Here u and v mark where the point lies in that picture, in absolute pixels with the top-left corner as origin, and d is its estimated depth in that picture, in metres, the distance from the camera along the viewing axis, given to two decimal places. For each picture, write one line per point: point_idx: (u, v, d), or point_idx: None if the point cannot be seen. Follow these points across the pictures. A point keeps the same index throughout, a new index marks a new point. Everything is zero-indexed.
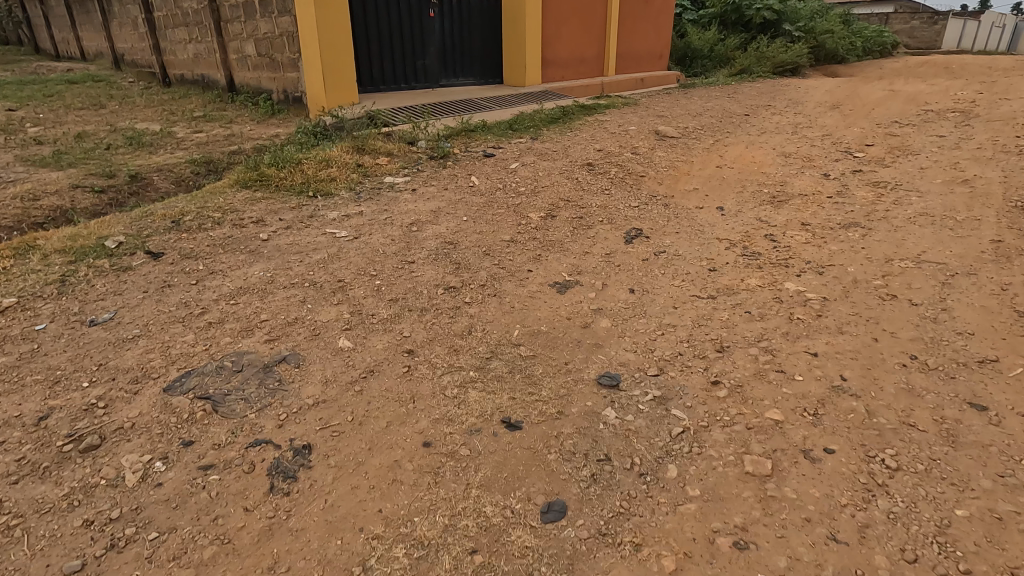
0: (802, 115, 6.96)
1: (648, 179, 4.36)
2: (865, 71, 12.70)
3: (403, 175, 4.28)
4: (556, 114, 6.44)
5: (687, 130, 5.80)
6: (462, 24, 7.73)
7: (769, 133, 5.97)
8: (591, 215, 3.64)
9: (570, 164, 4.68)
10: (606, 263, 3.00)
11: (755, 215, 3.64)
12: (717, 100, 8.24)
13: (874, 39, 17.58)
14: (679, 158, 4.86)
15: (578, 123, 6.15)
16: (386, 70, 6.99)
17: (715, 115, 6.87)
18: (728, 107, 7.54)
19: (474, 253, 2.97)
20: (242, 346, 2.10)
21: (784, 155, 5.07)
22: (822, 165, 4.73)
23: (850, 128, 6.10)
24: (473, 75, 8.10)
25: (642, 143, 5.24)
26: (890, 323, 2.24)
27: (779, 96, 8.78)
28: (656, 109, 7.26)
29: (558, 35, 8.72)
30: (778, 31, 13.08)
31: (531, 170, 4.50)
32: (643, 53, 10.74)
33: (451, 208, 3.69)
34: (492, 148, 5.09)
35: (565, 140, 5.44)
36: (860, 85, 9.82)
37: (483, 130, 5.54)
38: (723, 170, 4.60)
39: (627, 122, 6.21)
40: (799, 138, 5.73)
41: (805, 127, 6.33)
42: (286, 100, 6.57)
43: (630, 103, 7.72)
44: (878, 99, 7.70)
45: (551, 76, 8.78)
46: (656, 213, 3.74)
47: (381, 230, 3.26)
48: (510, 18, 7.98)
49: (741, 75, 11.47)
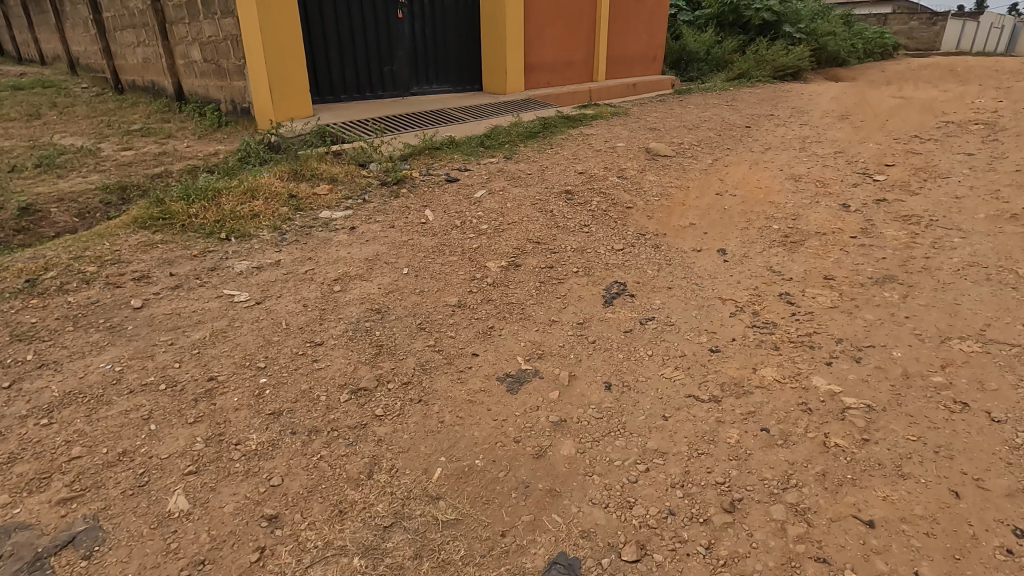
0: (810, 127, 6.32)
1: (636, 211, 3.70)
2: (870, 75, 12.08)
3: (343, 208, 3.59)
4: (535, 126, 5.76)
5: (682, 148, 5.14)
6: (435, 27, 7.04)
7: (775, 150, 5.32)
8: (563, 263, 2.98)
9: (546, 190, 4.02)
10: (576, 339, 2.33)
11: (765, 263, 2.98)
12: (715, 109, 7.58)
13: (876, 41, 16.96)
14: (672, 183, 4.20)
15: (559, 139, 5.49)
16: (348, 77, 6.31)
17: (713, 127, 6.20)
18: (728, 117, 6.88)
19: (406, 327, 2.30)
20: (21, 515, 1.42)
21: (793, 178, 4.41)
22: (839, 191, 4.08)
23: (865, 143, 5.44)
24: (448, 82, 7.41)
25: (630, 163, 4.57)
26: (972, 463, 1.58)
27: (782, 103, 8.13)
28: (648, 119, 6.59)
29: (541, 37, 8.05)
30: (779, 33, 12.42)
31: (498, 199, 3.84)
32: (635, 56, 10.08)
33: (393, 253, 3.02)
34: (456, 171, 4.41)
35: (543, 160, 4.77)
36: (867, 91, 9.17)
37: (449, 148, 4.87)
38: (724, 199, 3.95)
39: (616, 137, 5.54)
40: (809, 156, 5.08)
41: (814, 141, 5.68)
42: (234, 111, 5.88)
43: (620, 112, 7.05)
44: (891, 108, 7.06)
45: (534, 82, 8.10)
46: (643, 260, 3.08)
47: (294, 291, 2.57)
48: (489, 20, 7.29)
49: (739, 79, 10.81)
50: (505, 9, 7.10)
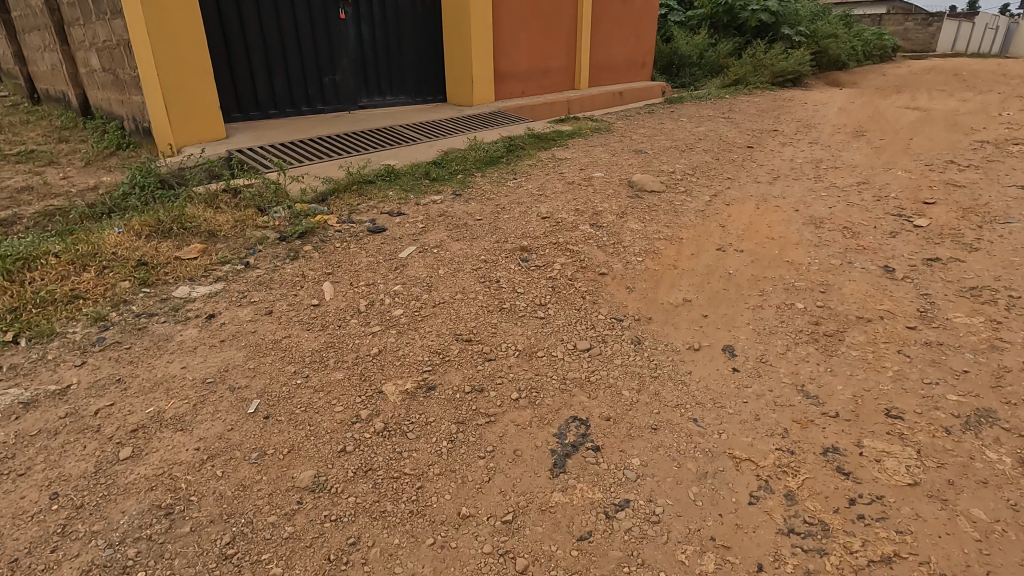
0: (822, 148, 5.42)
1: (612, 280, 2.76)
2: (873, 81, 11.23)
3: (210, 282, 2.63)
4: (497, 149, 4.83)
5: (674, 178, 4.22)
6: (388, 29, 6.06)
7: (784, 179, 4.42)
8: (498, 380, 2.03)
9: (495, 245, 3.08)
10: (496, 565, 1.39)
11: (791, 380, 2.05)
12: (710, 123, 6.67)
13: (874, 43, 16.19)
14: (660, 233, 3.27)
15: (525, 166, 4.56)
16: (281, 90, 5.36)
17: (709, 148, 5.28)
18: (725, 134, 5.97)
19: (204, 555, 1.35)
20: None
21: (813, 223, 3.49)
22: (874, 245, 3.16)
23: (891, 170, 4.54)
24: (405, 92, 6.43)
25: (607, 203, 3.64)
26: None
27: (785, 116, 7.23)
28: (633, 138, 5.66)
29: (513, 41, 7.14)
30: (777, 35, 11.54)
31: (429, 260, 2.90)
32: (620, 61, 9.18)
33: (252, 365, 2.07)
34: (385, 216, 3.46)
35: (500, 199, 3.85)
36: (876, 101, 8.28)
37: (383, 183, 3.93)
38: (727, 258, 3.02)
39: (592, 163, 4.61)
40: (827, 188, 4.17)
41: (829, 167, 4.77)
42: (136, 131, 4.89)
43: (601, 128, 6.13)
44: (911, 123, 6.17)
45: (505, 92, 7.17)
46: (617, 371, 2.14)
47: (55, 458, 1.62)
48: (452, 22, 6.35)
49: (735, 86, 9.92)
50: (469, 10, 6.17)
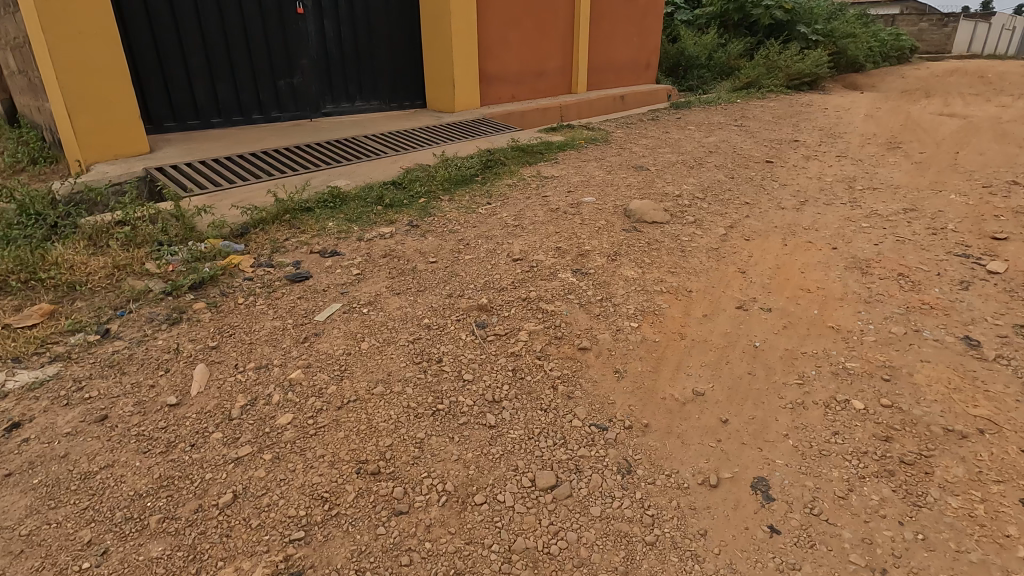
0: (852, 165, 4.68)
1: (595, 360, 2.03)
2: (895, 85, 10.44)
3: (43, 363, 1.92)
4: (473, 165, 4.11)
5: (681, 204, 3.49)
6: (357, 25, 5.36)
7: (813, 205, 3.68)
8: (404, 558, 1.31)
9: (447, 303, 2.37)
10: None
11: (862, 562, 1.33)
12: (721, 132, 5.92)
13: (892, 43, 15.38)
14: (663, 284, 2.54)
15: (503, 187, 3.85)
16: (227, 95, 4.67)
17: (722, 163, 4.54)
18: (739, 146, 5.23)
19: None
20: None
21: (858, 267, 2.75)
22: (943, 302, 2.43)
23: (941, 193, 3.80)
24: (377, 98, 5.73)
25: (596, 240, 2.91)
26: None
27: (805, 123, 6.48)
28: (634, 151, 4.93)
29: (502, 41, 6.44)
30: (792, 35, 10.76)
31: (353, 327, 2.18)
32: (623, 62, 8.46)
33: (31, 527, 1.35)
34: (314, 257, 2.74)
35: (466, 231, 3.13)
36: (905, 106, 7.51)
37: (325, 211, 3.23)
38: (750, 324, 2.28)
39: (583, 185, 3.89)
40: (867, 217, 3.43)
41: (864, 188, 4.03)
42: (54, 143, 4.20)
43: (598, 138, 5.40)
44: (952, 133, 5.39)
45: (491, 96, 6.47)
46: (593, 531, 1.42)
47: None
48: (431, 18, 5.65)
49: (746, 90, 9.16)
50: (449, 6, 5.47)
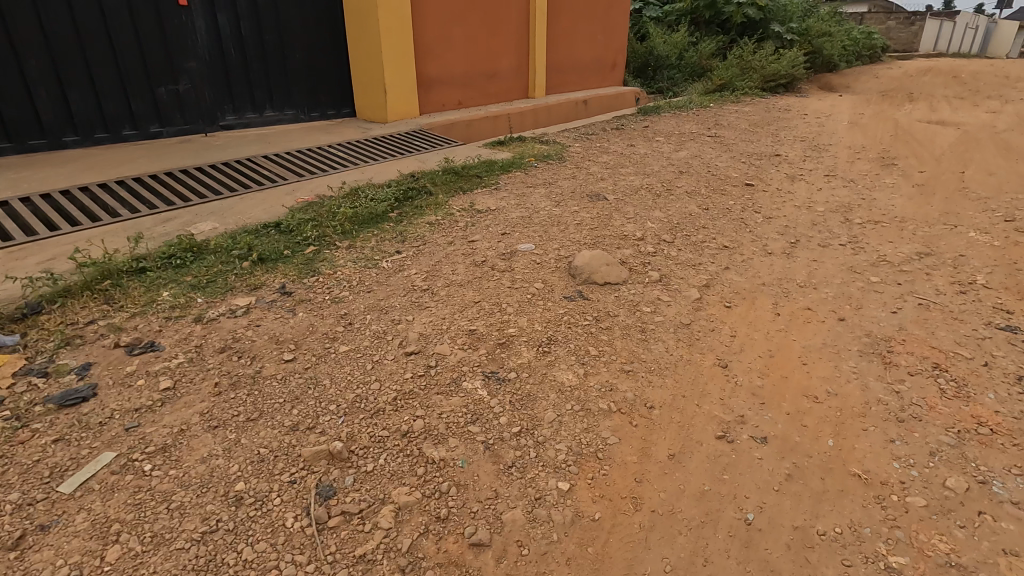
0: (844, 188, 4.01)
1: (496, 570, 1.26)
2: (873, 86, 9.91)
3: None
4: (387, 196, 3.30)
5: (642, 252, 2.73)
6: (260, 20, 4.48)
7: (806, 248, 2.96)
8: None
9: (286, 445, 1.56)
10: None
11: None
12: (693, 146, 5.21)
13: (864, 42, 14.95)
14: (612, 397, 1.77)
15: (422, 226, 3.06)
16: (86, 106, 3.78)
17: (694, 189, 3.81)
18: (714, 164, 4.52)
19: None
20: None
21: (877, 354, 2.03)
22: (1004, 419, 1.72)
23: (958, 230, 3.13)
24: (291, 105, 4.85)
25: (525, 317, 2.13)
26: None
27: (785, 133, 5.82)
28: (591, 172, 4.18)
29: (446, 40, 5.65)
30: (766, 33, 10.13)
31: (112, 509, 1.36)
32: (585, 63, 7.73)
33: None
34: (115, 355, 1.91)
35: (355, 300, 2.33)
36: (890, 111, 6.92)
37: (165, 271, 2.39)
38: (739, 474, 1.53)
39: (524, 222, 3.12)
40: (875, 266, 2.73)
41: (864, 220, 3.33)
42: None
43: (551, 154, 4.64)
44: (951, 146, 4.76)
45: (432, 103, 5.67)
46: None
47: None
48: (355, 13, 4.84)
49: (719, 93, 8.51)
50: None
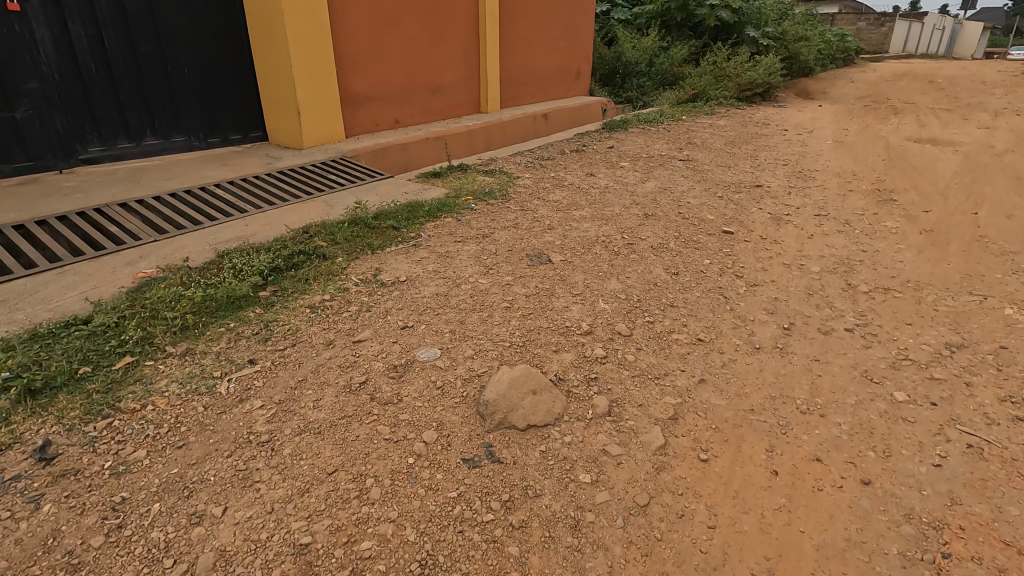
0: (839, 235, 3.36)
1: None
2: (851, 94, 9.42)
3: None
4: (262, 267, 2.51)
5: (586, 359, 2.00)
6: (133, 30, 3.70)
7: (803, 337, 2.27)
8: None
9: None
10: None
11: None
12: (662, 175, 4.53)
13: (837, 45, 14.52)
14: None
15: (298, 315, 2.29)
16: None
17: (661, 240, 3.11)
18: (686, 202, 3.83)
19: None
20: None
21: (928, 567, 1.34)
22: None
23: (992, 305, 2.48)
24: (180, 132, 4.06)
25: (396, 512, 1.39)
26: None
27: (765, 156, 5.19)
28: (538, 215, 3.45)
29: (377, 49, 4.86)
30: (741, 38, 9.55)
31: None
32: (545, 72, 7.01)
33: None
34: None
35: (155, 468, 1.55)
36: (876, 126, 6.36)
37: None
38: None
39: (439, 302, 2.37)
40: (897, 370, 2.05)
41: (872, 289, 2.67)
42: None
43: (494, 190, 3.90)
44: (954, 177, 4.17)
45: (361, 123, 4.90)
46: None
47: None
48: (260, 24, 4.10)
49: (692, 104, 7.94)
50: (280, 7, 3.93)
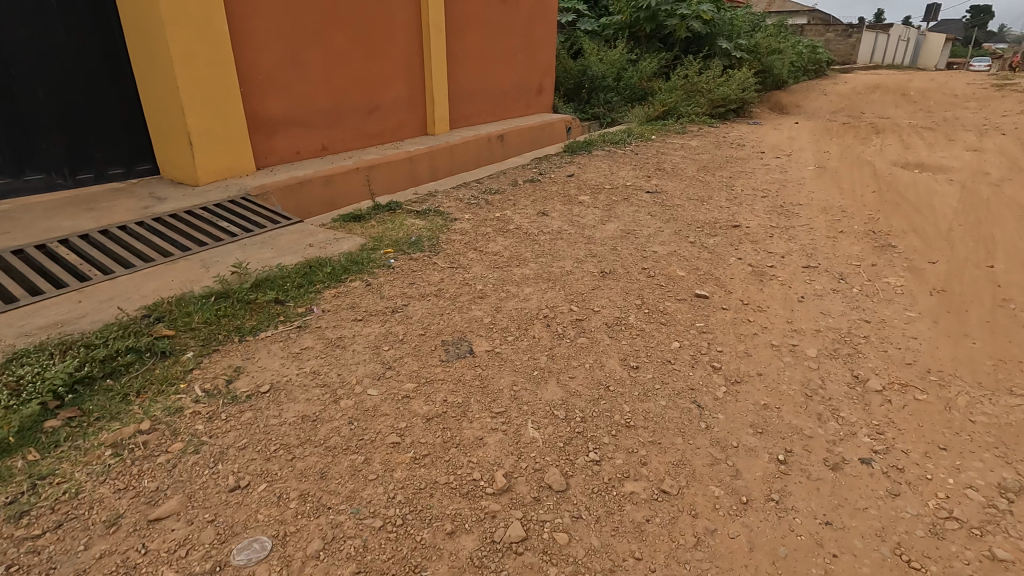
0: (835, 298, 2.78)
1: None
2: (826, 109, 9.00)
3: None
4: (58, 376, 1.80)
5: (494, 551, 1.35)
6: None
7: (806, 479, 1.65)
8: None
9: None
10: None
11: None
12: (626, 212, 3.92)
13: (809, 56, 14.21)
14: None
15: (89, 462, 1.58)
16: None
17: (618, 313, 2.47)
18: (651, 252, 3.21)
19: None
20: None
21: None
22: None
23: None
24: (35, 167, 3.33)
25: None
26: None
27: (742, 186, 4.62)
28: (470, 275, 2.79)
29: (297, 66, 4.18)
30: (713, 50, 9.07)
31: None
32: (501, 88, 6.38)
33: None
34: None
35: None
36: (858, 148, 5.87)
37: None
38: None
39: (301, 434, 1.68)
40: (942, 545, 1.44)
41: (886, 386, 2.07)
42: None
43: (421, 238, 3.23)
44: (956, 215, 3.64)
45: (279, 152, 4.20)
46: None
47: None
48: (140, 38, 3.41)
49: (662, 121, 7.41)
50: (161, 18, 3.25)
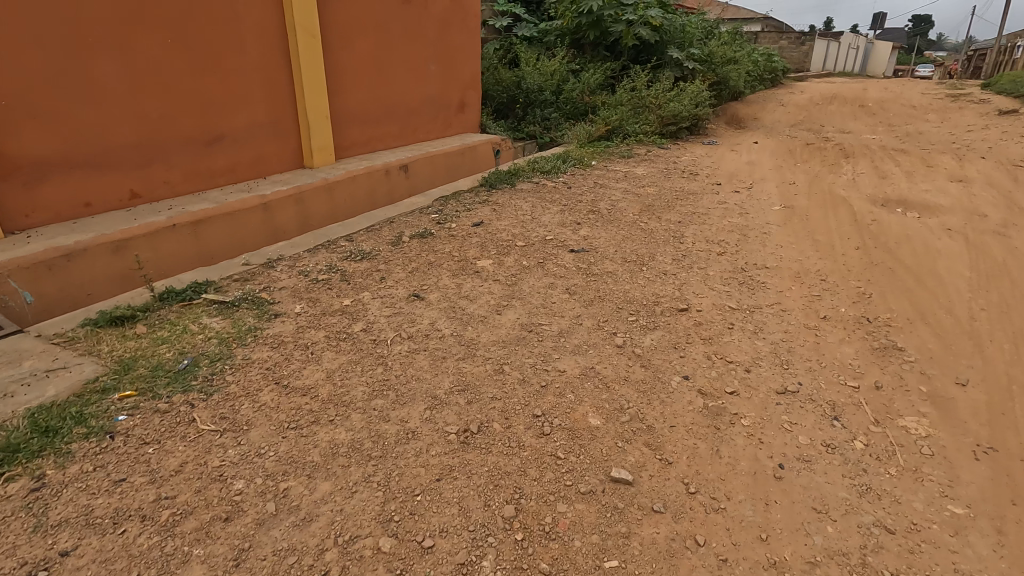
0: (830, 467, 1.75)
1: None
2: (787, 123, 8.18)
3: None
4: None
5: None
6: None
7: None
8: None
9: None
10: None
11: None
12: (535, 289, 2.84)
13: (764, 64, 13.54)
14: None
15: None
16: None
17: (464, 551, 1.38)
18: (556, 370, 2.14)
19: None
20: None
21: None
22: None
23: None
24: None
25: None
26: None
27: (692, 238, 3.61)
28: (238, 452, 1.66)
29: (79, 86, 2.99)
30: (663, 59, 8.14)
31: None
32: (408, 107, 5.26)
33: None
34: None
35: None
36: (828, 179, 4.99)
37: None
38: None
39: None
40: None
41: None
42: None
43: (199, 360, 2.08)
44: (971, 294, 2.71)
45: (52, 205, 3.01)
46: None
47: None
48: None
49: (605, 143, 6.43)
50: None
